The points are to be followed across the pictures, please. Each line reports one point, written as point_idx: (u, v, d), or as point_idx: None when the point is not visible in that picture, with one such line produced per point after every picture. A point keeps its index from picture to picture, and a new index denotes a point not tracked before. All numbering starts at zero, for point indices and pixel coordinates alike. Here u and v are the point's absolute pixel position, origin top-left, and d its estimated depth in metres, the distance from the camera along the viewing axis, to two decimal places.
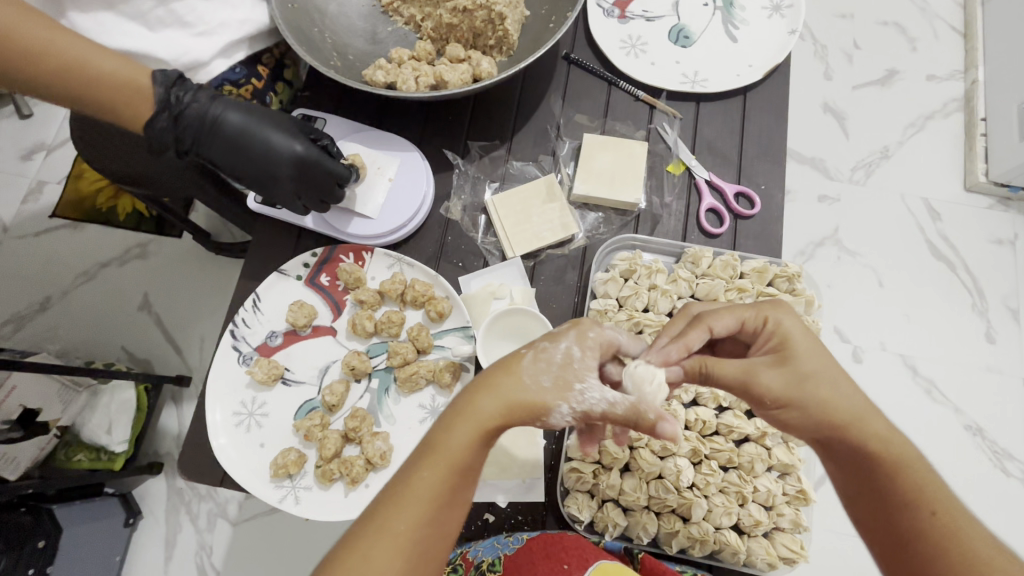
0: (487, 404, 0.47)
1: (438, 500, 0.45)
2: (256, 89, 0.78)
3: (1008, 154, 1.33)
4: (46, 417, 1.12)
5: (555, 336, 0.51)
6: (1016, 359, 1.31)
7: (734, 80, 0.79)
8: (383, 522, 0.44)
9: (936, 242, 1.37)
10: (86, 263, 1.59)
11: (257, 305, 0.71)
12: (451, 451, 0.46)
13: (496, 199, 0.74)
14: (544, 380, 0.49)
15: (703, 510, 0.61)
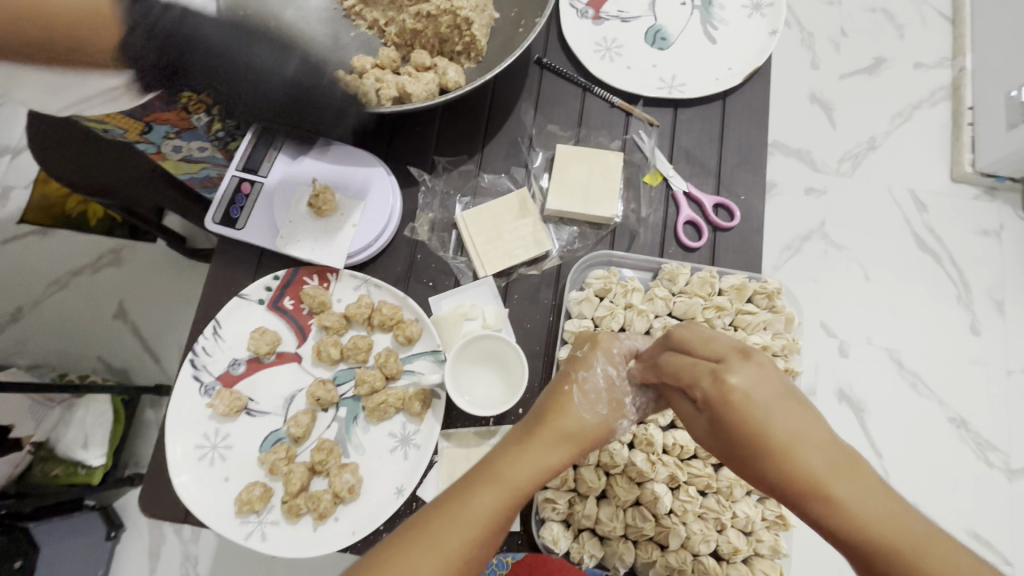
0: (548, 434, 0.49)
1: (497, 524, 0.45)
2: None
3: (996, 144, 1.31)
4: (19, 432, 1.12)
5: (589, 363, 0.55)
6: (1000, 350, 1.31)
7: (713, 84, 0.76)
8: (431, 542, 0.44)
9: (922, 235, 1.36)
10: (59, 270, 1.55)
11: (217, 332, 0.68)
12: (513, 475, 0.47)
13: (466, 215, 0.71)
14: (598, 409, 0.52)
15: (680, 538, 0.60)
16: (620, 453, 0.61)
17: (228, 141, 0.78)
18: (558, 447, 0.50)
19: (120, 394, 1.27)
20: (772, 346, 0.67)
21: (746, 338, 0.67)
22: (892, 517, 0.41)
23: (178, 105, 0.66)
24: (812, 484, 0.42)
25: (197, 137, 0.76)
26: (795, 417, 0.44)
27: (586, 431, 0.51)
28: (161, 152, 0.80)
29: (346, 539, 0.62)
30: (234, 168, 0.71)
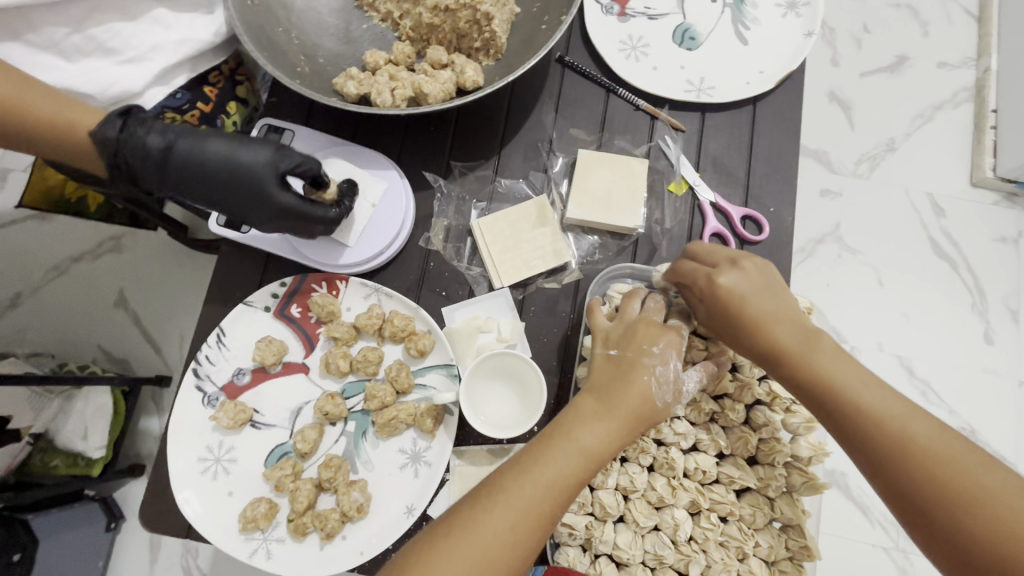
0: (626, 406, 0.53)
1: (572, 487, 0.50)
2: (204, 113, 0.70)
3: (1019, 150, 1.27)
4: (17, 424, 1.10)
5: (666, 356, 0.55)
6: (1015, 361, 1.29)
7: (742, 88, 0.72)
8: (517, 504, 0.48)
9: (939, 240, 1.33)
10: (58, 256, 1.55)
11: (221, 340, 0.65)
12: (589, 444, 0.51)
13: (483, 222, 0.68)
14: (667, 397, 0.54)
15: (700, 566, 0.58)
16: (639, 477, 0.60)
17: None
18: (630, 424, 0.53)
19: (119, 385, 1.23)
20: None
21: None
22: (862, 381, 0.50)
23: None
24: (786, 348, 0.52)
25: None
26: (771, 303, 0.54)
27: (654, 408, 0.54)
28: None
29: (355, 559, 0.60)
30: None
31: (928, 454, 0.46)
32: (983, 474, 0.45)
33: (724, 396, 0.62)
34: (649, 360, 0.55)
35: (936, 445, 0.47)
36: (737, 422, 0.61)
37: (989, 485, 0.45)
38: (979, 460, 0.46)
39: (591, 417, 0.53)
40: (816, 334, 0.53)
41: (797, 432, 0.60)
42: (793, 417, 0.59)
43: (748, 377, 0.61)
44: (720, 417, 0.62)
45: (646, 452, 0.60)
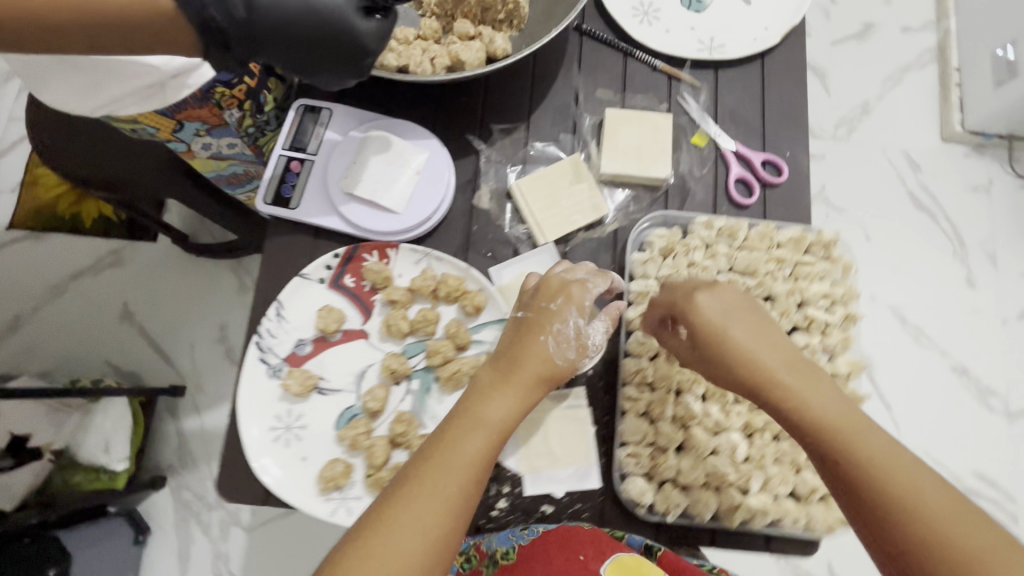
0: (529, 371, 0.55)
1: (485, 464, 0.50)
2: (249, 89, 0.72)
3: (984, 102, 1.35)
4: (38, 441, 1.32)
5: (563, 316, 0.58)
6: (997, 299, 1.37)
7: (751, 44, 0.77)
8: (433, 484, 0.48)
9: (918, 193, 1.40)
10: (57, 275, 1.67)
11: (280, 313, 0.67)
12: (497, 416, 0.53)
13: (521, 183, 0.71)
14: (569, 353, 0.57)
15: (760, 480, 0.62)
16: (695, 405, 0.64)
17: (257, 137, 0.81)
18: (531, 388, 0.55)
19: (134, 401, 1.44)
20: (832, 294, 0.66)
21: (807, 287, 0.67)
22: (832, 409, 0.49)
23: (212, 100, 0.69)
24: (775, 376, 0.51)
25: (228, 134, 0.77)
26: (746, 327, 0.54)
27: (556, 368, 0.56)
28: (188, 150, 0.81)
29: None
30: (281, 148, 0.71)
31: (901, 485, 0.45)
32: (941, 513, 0.43)
33: None
34: (545, 321, 0.58)
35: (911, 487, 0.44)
36: None
37: (933, 516, 0.44)
38: (936, 488, 0.45)
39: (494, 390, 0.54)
40: (803, 368, 0.52)
41: (834, 351, 0.66)
42: (829, 338, 0.65)
43: (785, 305, 0.66)
44: None
45: (699, 382, 0.65)
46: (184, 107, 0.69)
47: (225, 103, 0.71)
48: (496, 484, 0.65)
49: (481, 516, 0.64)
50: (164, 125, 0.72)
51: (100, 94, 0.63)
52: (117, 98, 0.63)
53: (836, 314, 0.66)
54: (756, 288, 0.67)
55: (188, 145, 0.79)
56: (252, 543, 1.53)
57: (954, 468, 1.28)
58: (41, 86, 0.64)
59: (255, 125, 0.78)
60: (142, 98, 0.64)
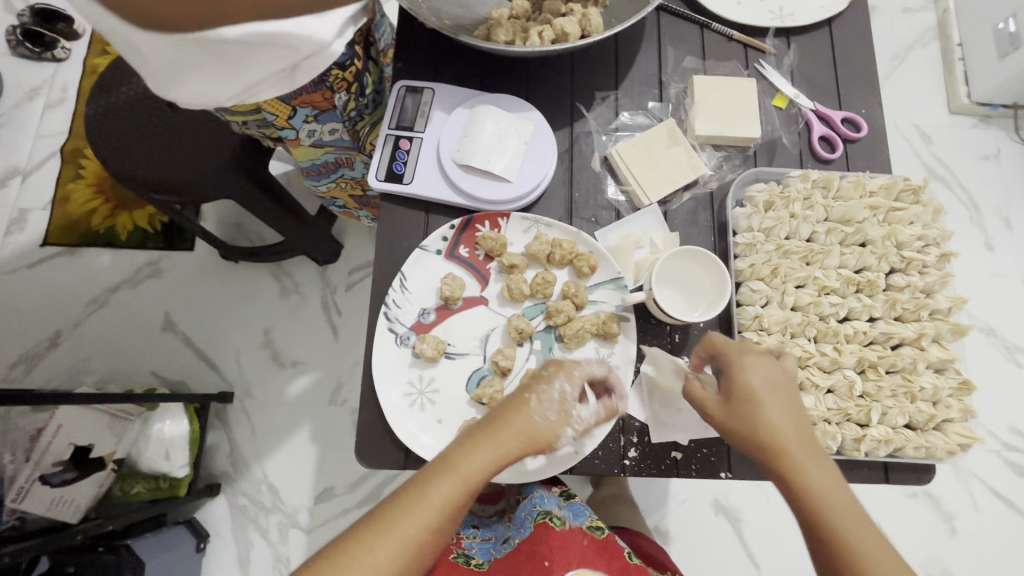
0: (503, 436, 0.56)
1: (448, 514, 0.54)
2: (356, 71, 0.74)
3: (989, 74, 1.40)
4: (100, 450, 1.29)
5: (549, 378, 0.60)
6: (1016, 261, 1.41)
7: (820, 12, 0.81)
8: (390, 527, 0.52)
9: (931, 164, 1.46)
10: (95, 289, 1.66)
11: (404, 284, 0.70)
12: (468, 470, 0.55)
13: (621, 149, 0.74)
14: (549, 415, 0.58)
15: (879, 413, 0.65)
16: (810, 345, 0.67)
17: (356, 120, 0.81)
18: (508, 447, 0.56)
19: (190, 407, 1.45)
20: (927, 236, 0.70)
21: (903, 230, 0.70)
22: (838, 494, 0.52)
23: (327, 83, 0.71)
24: (783, 446, 0.54)
25: (333, 119, 0.78)
26: (784, 401, 0.55)
27: (538, 434, 0.58)
28: (293, 139, 0.80)
29: (571, 458, 0.65)
30: (387, 127, 0.73)
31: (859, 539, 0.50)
32: None
33: (865, 270, 0.71)
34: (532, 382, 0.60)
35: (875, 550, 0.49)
36: (881, 289, 0.69)
37: None
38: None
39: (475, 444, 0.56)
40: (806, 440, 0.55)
41: (932, 290, 0.70)
42: (927, 277, 0.69)
43: (883, 249, 0.70)
44: (867, 287, 0.70)
45: (811, 325, 0.68)
46: (301, 91, 0.69)
47: (337, 86, 0.73)
48: (623, 435, 0.67)
49: (615, 465, 0.67)
50: (279, 112, 0.72)
51: (241, 80, 0.62)
52: (256, 82, 0.63)
53: (932, 254, 0.70)
54: (854, 234, 0.71)
55: (295, 133, 0.78)
56: (310, 545, 1.52)
57: (990, 425, 1.31)
58: (171, 83, 0.62)
59: (357, 108, 0.80)
60: (278, 79, 0.65)
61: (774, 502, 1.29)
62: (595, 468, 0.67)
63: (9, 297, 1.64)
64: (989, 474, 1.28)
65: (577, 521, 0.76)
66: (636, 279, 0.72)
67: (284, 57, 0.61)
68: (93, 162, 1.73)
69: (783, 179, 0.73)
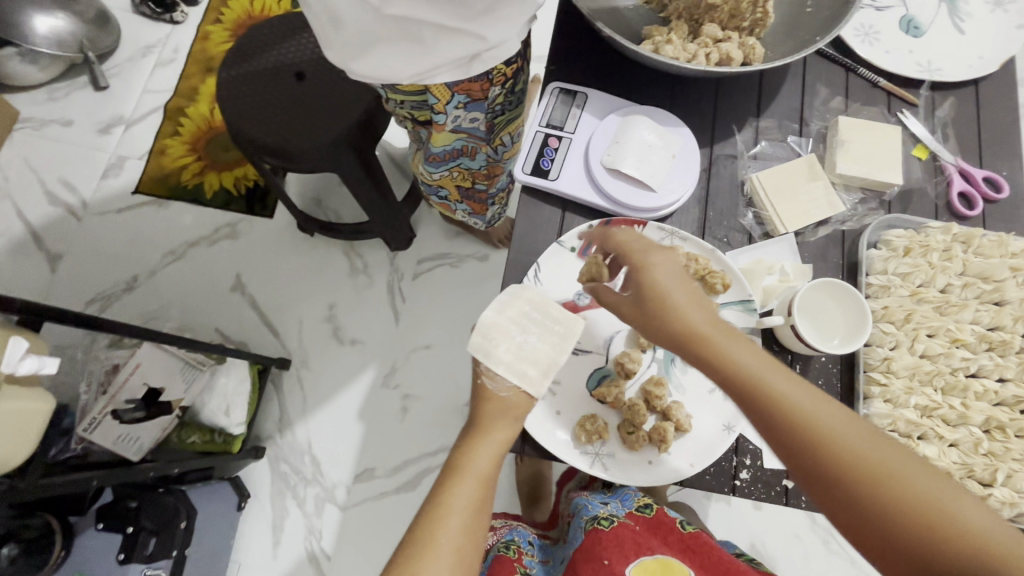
0: (492, 422, 0.62)
1: (475, 510, 0.57)
2: (515, 69, 0.80)
3: None
4: (169, 395, 1.33)
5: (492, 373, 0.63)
6: None
7: (970, 70, 0.82)
8: (428, 546, 0.54)
9: None
10: (176, 242, 1.72)
11: (538, 275, 0.72)
12: (478, 469, 0.59)
13: (762, 176, 0.76)
14: (510, 381, 0.62)
15: (1005, 474, 0.64)
16: (936, 396, 0.67)
17: (497, 114, 0.87)
18: (500, 438, 0.62)
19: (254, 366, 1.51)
20: None
21: None
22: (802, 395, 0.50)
23: (492, 75, 0.77)
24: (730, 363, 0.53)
25: (480, 109, 0.83)
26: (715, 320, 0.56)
27: (513, 405, 0.62)
28: (439, 125, 0.85)
29: (687, 470, 0.65)
30: (538, 125, 0.77)
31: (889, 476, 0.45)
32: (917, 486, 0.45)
33: (998, 329, 0.70)
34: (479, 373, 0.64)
35: (942, 504, 0.43)
36: (1015, 351, 0.69)
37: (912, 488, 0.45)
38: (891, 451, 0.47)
39: (471, 444, 0.61)
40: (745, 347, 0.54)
41: None
42: None
43: (1020, 311, 0.70)
44: (1001, 346, 0.69)
45: (940, 375, 0.68)
46: (467, 79, 0.74)
47: (497, 79, 0.78)
48: (736, 455, 0.67)
49: (726, 485, 0.67)
50: (440, 96, 0.77)
51: (424, 62, 0.68)
52: (436, 66, 0.68)
53: None
54: (991, 292, 0.71)
55: (444, 119, 0.83)
56: (343, 521, 1.53)
57: None
58: (362, 54, 0.68)
59: (502, 103, 0.86)
60: (456, 66, 0.69)
61: (815, 556, 1.25)
62: (706, 484, 0.67)
63: (96, 237, 1.71)
64: None
65: (625, 509, 0.80)
66: (764, 304, 0.72)
67: (472, 43, 0.66)
68: (191, 121, 1.81)
69: (923, 227, 0.74)
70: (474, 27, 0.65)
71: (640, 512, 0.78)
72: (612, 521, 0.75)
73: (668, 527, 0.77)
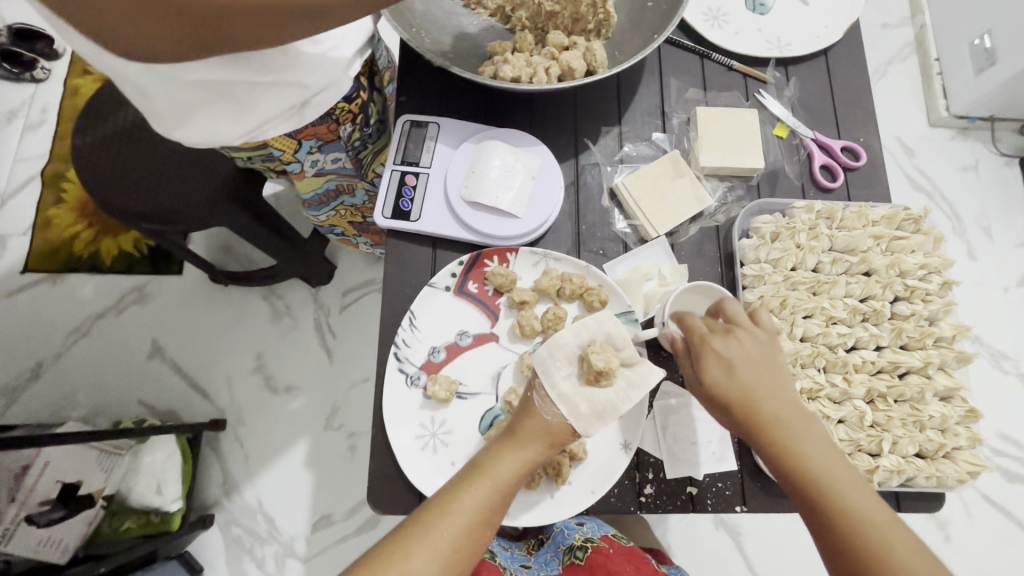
0: (526, 439, 0.57)
1: (484, 517, 0.55)
2: (362, 102, 0.72)
3: (968, 88, 1.32)
4: (90, 487, 1.20)
5: (544, 393, 0.57)
6: (995, 270, 1.36)
7: (816, 41, 0.82)
8: (426, 530, 0.53)
9: (914, 177, 1.39)
10: (80, 318, 1.59)
11: (413, 323, 0.69)
12: (499, 477, 0.56)
13: (627, 181, 0.74)
14: (559, 409, 0.56)
15: (890, 442, 0.66)
16: (820, 377, 0.68)
17: (361, 149, 0.79)
18: (534, 455, 0.57)
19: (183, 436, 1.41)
20: (929, 264, 0.72)
21: (905, 259, 0.72)
22: (828, 463, 0.53)
23: (334, 115, 0.69)
24: (770, 421, 0.54)
25: (337, 149, 0.76)
26: (767, 374, 0.56)
27: (556, 431, 0.57)
28: (298, 172, 0.79)
29: (588, 498, 0.65)
30: (393, 163, 0.72)
31: (858, 515, 0.51)
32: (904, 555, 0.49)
33: (870, 298, 0.72)
34: (534, 378, 0.59)
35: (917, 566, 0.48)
36: (886, 317, 0.71)
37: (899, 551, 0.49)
38: (890, 522, 0.50)
39: (501, 451, 0.57)
40: (791, 406, 0.55)
41: (936, 317, 0.71)
42: (931, 305, 0.71)
43: (886, 278, 0.72)
44: (873, 316, 0.71)
45: (821, 355, 0.68)
46: (307, 125, 0.67)
47: (343, 118, 0.71)
48: (637, 471, 0.67)
49: (632, 503, 0.66)
50: (285, 147, 0.71)
51: (248, 118, 0.59)
52: (263, 121, 0.61)
53: (934, 282, 0.72)
54: (858, 264, 0.72)
55: (301, 165, 0.77)
56: None
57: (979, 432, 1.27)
58: (181, 117, 0.58)
59: (361, 138, 0.78)
60: (286, 116, 0.62)
61: (772, 519, 1.27)
62: (611, 506, 0.66)
63: None
64: (986, 484, 1.25)
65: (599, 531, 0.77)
66: (646, 311, 0.72)
67: (293, 93, 0.59)
68: (75, 187, 1.68)
69: (788, 210, 0.74)
70: (293, 75, 0.58)
71: (615, 538, 0.76)
72: (587, 549, 0.73)
73: (641, 556, 0.74)
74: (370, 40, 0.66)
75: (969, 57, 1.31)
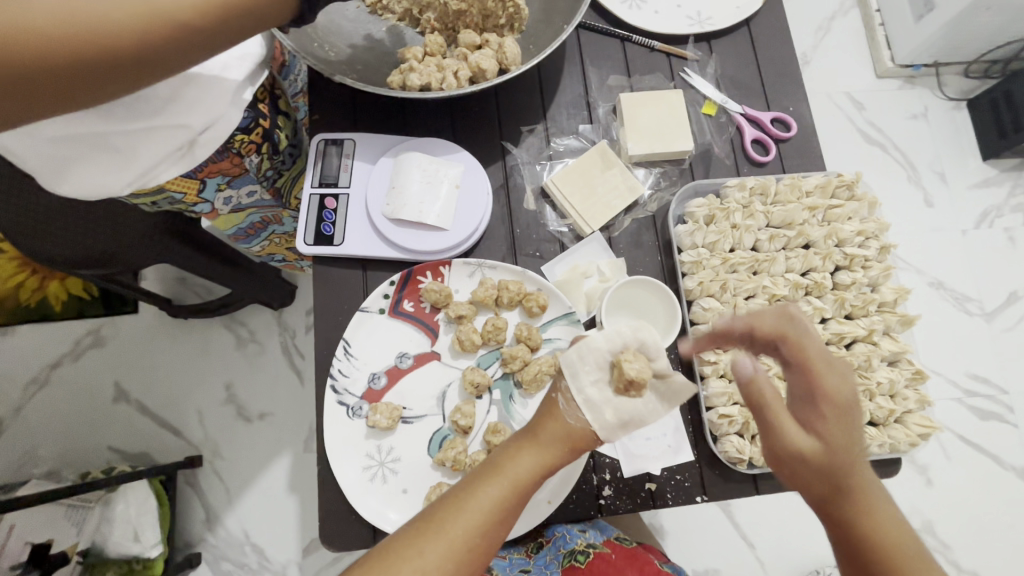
0: (549, 438, 0.52)
1: (500, 515, 0.49)
2: (265, 129, 0.68)
3: (909, 36, 1.31)
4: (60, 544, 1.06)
5: (565, 389, 0.54)
6: (952, 215, 1.36)
7: (737, 12, 0.80)
8: (438, 525, 0.48)
9: (866, 130, 1.38)
10: (34, 368, 1.47)
11: (348, 351, 0.66)
12: (517, 475, 0.51)
13: (556, 178, 0.72)
14: (583, 414, 0.53)
15: None
16: None
17: (275, 177, 0.76)
18: (556, 455, 0.52)
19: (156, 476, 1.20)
20: (866, 230, 0.72)
21: (842, 228, 0.71)
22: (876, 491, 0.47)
23: (233, 150, 0.65)
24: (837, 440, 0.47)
25: (249, 181, 0.72)
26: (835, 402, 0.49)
27: (576, 436, 0.53)
28: (210, 211, 0.76)
29: (546, 508, 0.63)
30: (310, 186, 0.69)
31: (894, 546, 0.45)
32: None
33: (811, 271, 0.72)
34: (557, 380, 0.56)
35: None
36: (829, 289, 0.70)
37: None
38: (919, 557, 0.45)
39: (520, 448, 0.53)
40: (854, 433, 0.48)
41: (877, 283, 0.71)
42: (870, 272, 0.71)
43: (825, 249, 0.72)
44: (815, 289, 0.70)
45: None
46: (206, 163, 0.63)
47: (245, 150, 0.66)
48: (595, 473, 0.66)
49: (592, 507, 0.65)
50: (185, 188, 0.67)
51: (132, 166, 0.56)
52: (150, 168, 0.57)
53: (872, 247, 0.72)
54: (796, 238, 0.71)
55: (210, 205, 0.74)
56: None
57: (950, 375, 1.28)
58: (59, 174, 0.55)
59: (273, 167, 0.74)
60: (176, 157, 0.58)
61: None
62: (571, 513, 0.65)
63: None
64: (961, 425, 1.27)
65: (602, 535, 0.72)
66: (589, 310, 0.70)
67: (174, 134, 0.55)
68: None
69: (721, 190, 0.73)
70: (168, 117, 0.54)
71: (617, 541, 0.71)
72: (589, 555, 0.67)
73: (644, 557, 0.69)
74: (264, 62, 0.62)
75: (907, 4, 1.29)
